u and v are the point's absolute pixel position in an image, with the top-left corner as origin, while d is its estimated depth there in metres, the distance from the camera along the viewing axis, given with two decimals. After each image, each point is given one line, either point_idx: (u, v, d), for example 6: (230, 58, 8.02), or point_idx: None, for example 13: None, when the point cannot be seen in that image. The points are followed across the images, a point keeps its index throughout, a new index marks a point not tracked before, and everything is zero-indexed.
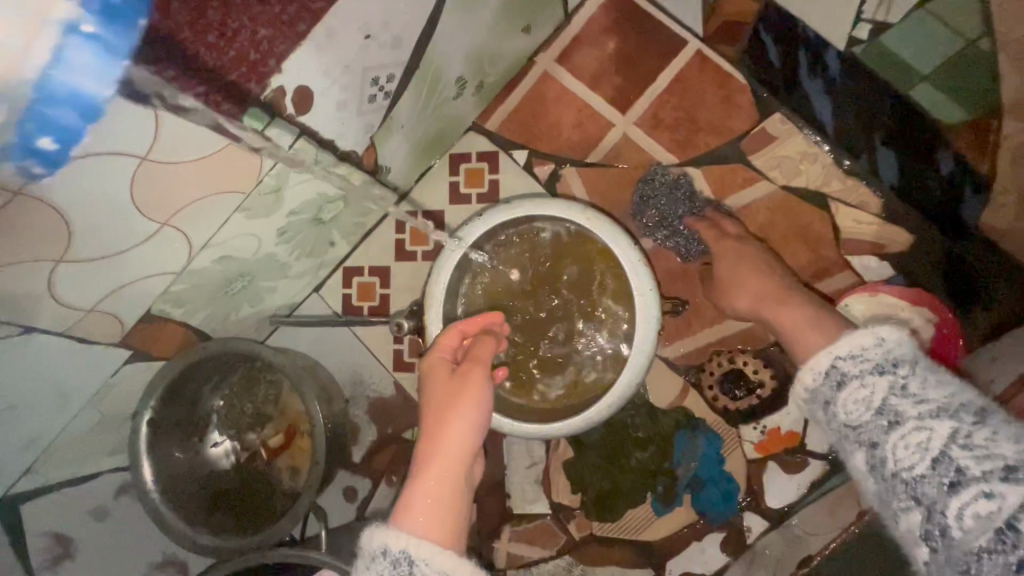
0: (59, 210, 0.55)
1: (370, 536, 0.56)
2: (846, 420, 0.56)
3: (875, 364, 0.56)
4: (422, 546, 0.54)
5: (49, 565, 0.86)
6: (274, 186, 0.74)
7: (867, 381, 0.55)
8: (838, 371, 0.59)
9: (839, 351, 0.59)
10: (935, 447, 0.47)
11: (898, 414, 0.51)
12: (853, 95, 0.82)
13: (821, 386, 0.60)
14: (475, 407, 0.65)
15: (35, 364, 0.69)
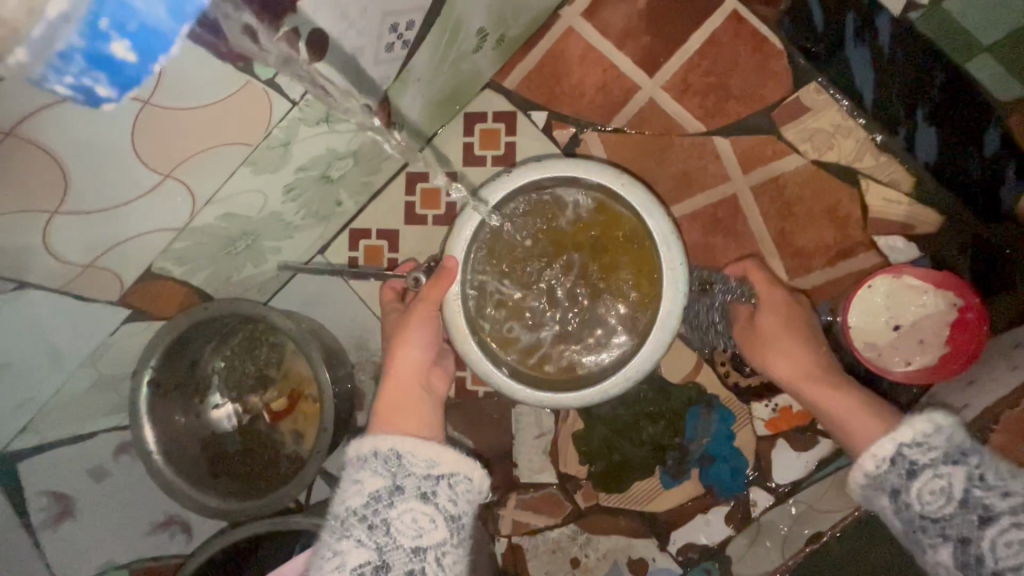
0: (57, 157, 0.50)
1: (356, 444, 0.59)
2: (923, 512, 0.56)
3: (943, 451, 0.56)
4: (405, 441, 0.59)
5: (50, 523, 0.83)
6: (282, 139, 0.69)
7: (941, 471, 0.56)
8: (904, 459, 0.58)
9: (904, 437, 0.59)
10: (960, 493, 0.54)
11: (986, 508, 0.52)
12: (899, 69, 0.80)
13: (887, 474, 0.59)
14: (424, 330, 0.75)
15: (29, 320, 0.65)
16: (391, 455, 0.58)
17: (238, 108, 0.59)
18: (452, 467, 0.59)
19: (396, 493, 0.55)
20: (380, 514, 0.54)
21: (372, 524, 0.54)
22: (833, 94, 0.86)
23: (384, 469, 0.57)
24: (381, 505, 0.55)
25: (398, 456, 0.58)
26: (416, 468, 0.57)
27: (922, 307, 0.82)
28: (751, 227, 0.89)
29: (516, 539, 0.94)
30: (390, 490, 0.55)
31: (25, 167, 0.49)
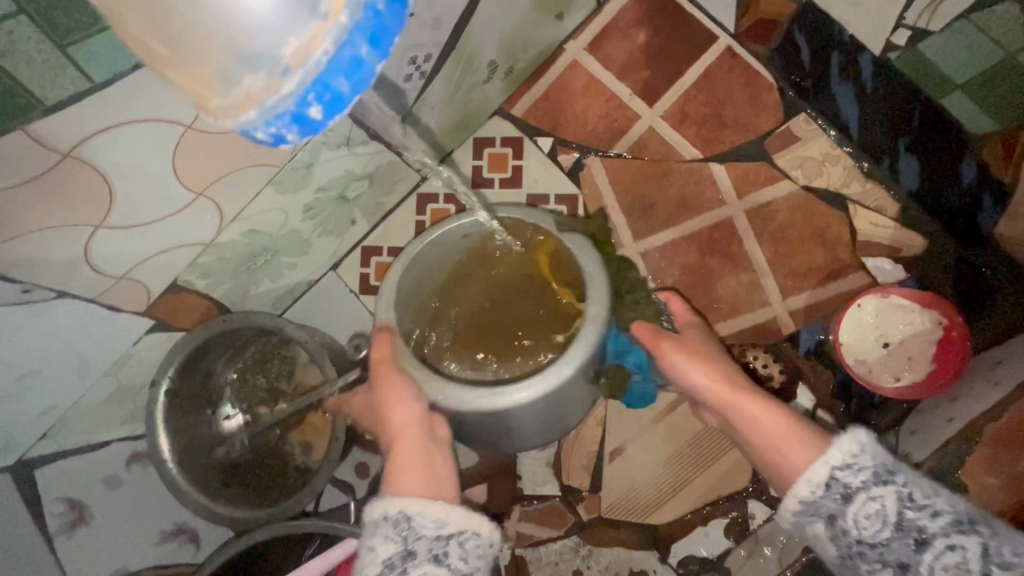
0: (106, 176, 0.55)
1: (368, 513, 0.57)
2: (860, 537, 0.54)
3: (873, 472, 0.55)
4: (414, 502, 0.56)
5: (66, 530, 0.85)
6: (306, 161, 0.74)
7: (873, 493, 0.54)
8: (839, 483, 0.57)
9: (832, 460, 0.58)
10: (892, 514, 0.52)
11: (921, 531, 0.50)
12: (882, 101, 0.84)
13: (822, 499, 0.57)
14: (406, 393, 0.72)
15: (59, 328, 0.68)
16: (401, 517, 0.55)
17: None
18: (462, 523, 0.56)
19: (409, 558, 0.52)
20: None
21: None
22: (821, 124, 0.92)
23: (396, 533, 0.54)
24: (394, 573, 0.51)
25: (406, 518, 0.55)
26: (426, 528, 0.55)
27: (910, 325, 0.86)
28: (746, 249, 0.93)
29: (519, 551, 0.95)
30: (402, 556, 0.52)
31: (75, 185, 0.54)
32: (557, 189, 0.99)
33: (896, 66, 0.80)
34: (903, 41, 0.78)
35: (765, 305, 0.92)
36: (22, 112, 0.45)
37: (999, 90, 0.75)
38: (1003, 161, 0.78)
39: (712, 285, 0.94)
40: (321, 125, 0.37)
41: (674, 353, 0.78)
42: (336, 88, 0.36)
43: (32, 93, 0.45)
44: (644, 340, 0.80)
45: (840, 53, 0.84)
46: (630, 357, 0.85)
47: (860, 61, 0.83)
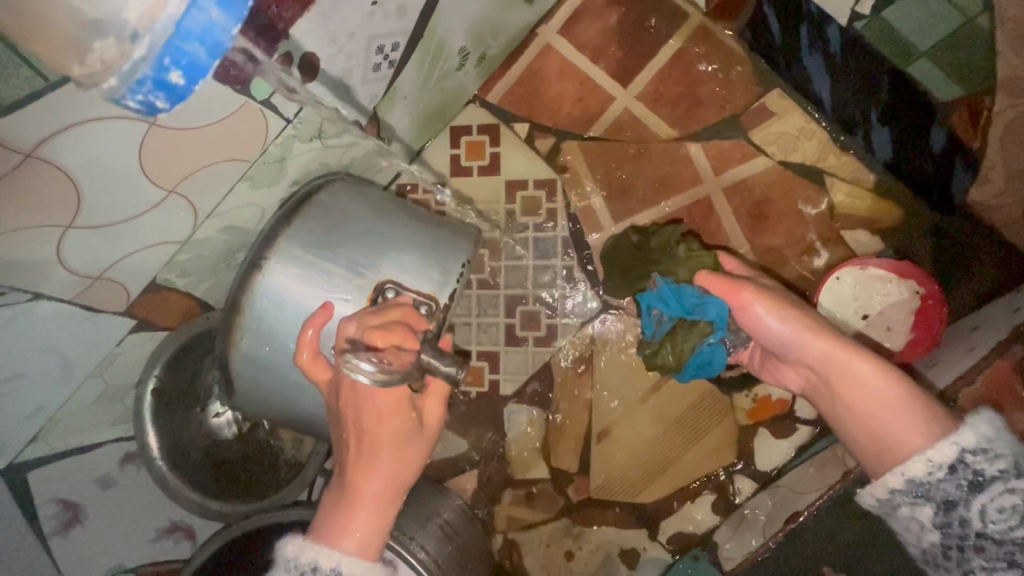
0: (72, 176, 0.55)
1: (300, 548, 0.57)
2: (986, 531, 0.51)
3: (1010, 463, 0.51)
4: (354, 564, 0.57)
5: (61, 530, 0.85)
6: (278, 156, 0.75)
7: (1010, 487, 0.51)
8: (967, 468, 0.53)
9: (966, 444, 0.53)
10: None
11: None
12: (850, 72, 0.83)
13: (940, 484, 0.54)
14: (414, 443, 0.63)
15: (39, 330, 0.68)
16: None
17: (237, 127, 0.65)
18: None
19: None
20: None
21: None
22: (795, 98, 0.92)
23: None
24: None
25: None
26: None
27: (888, 296, 0.86)
28: (725, 227, 0.94)
29: (511, 534, 0.97)
30: None
31: (40, 185, 0.54)
32: (535, 175, 1.00)
33: (862, 35, 0.78)
34: (869, 9, 0.74)
35: None
36: None
37: (960, 55, 0.73)
38: (970, 127, 0.79)
39: None
40: (185, 93, 0.36)
41: (756, 303, 0.74)
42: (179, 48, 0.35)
43: None
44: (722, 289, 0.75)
45: (807, 26, 0.83)
46: (705, 310, 0.80)
47: (828, 31, 0.81)
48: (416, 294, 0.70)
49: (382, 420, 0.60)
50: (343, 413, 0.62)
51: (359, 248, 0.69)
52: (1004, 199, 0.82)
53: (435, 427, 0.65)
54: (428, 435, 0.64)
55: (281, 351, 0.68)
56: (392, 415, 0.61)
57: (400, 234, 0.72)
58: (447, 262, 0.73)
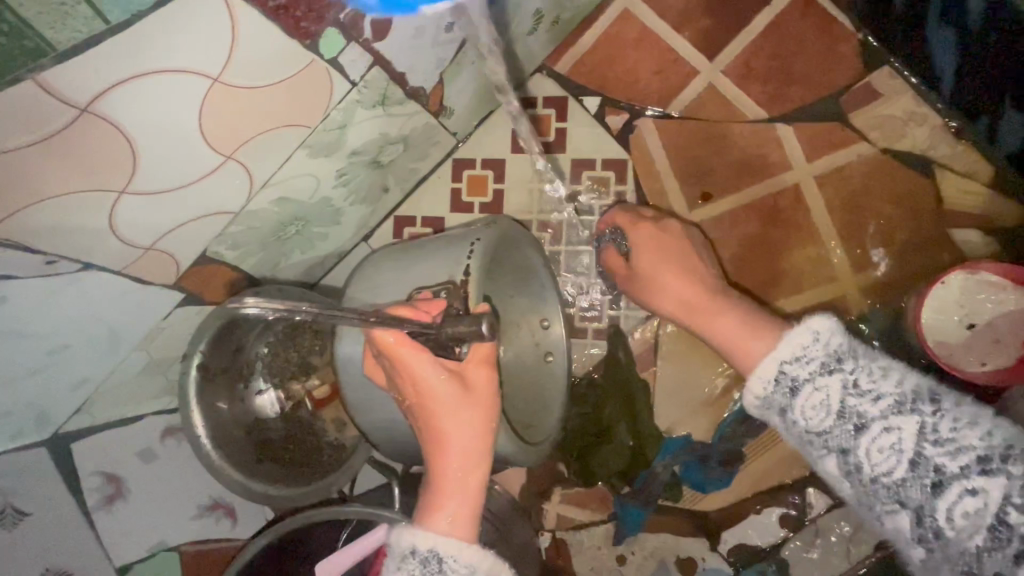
0: (130, 137, 0.50)
1: (397, 536, 0.57)
2: (808, 427, 0.58)
3: (821, 363, 0.58)
4: (449, 544, 0.55)
5: (104, 505, 0.82)
6: (339, 122, 0.68)
7: (818, 384, 0.58)
8: (787, 377, 0.60)
9: (784, 356, 0.61)
10: (836, 403, 0.56)
11: (862, 416, 0.55)
12: (980, 50, 0.72)
13: (774, 395, 0.61)
14: (472, 414, 0.60)
15: (87, 301, 0.64)
16: (431, 557, 0.55)
17: (302, 89, 0.59)
18: (489, 571, 0.56)
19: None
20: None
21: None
22: (906, 78, 0.82)
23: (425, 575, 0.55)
24: None
25: (438, 559, 0.55)
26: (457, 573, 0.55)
27: (1000, 305, 0.78)
28: (815, 218, 0.85)
29: (560, 533, 0.93)
30: None
31: (95, 145, 0.48)
32: (604, 154, 0.92)
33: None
34: None
35: (832, 281, 0.85)
36: (28, 55, 0.39)
37: None
38: None
39: (782, 256, 0.86)
40: None
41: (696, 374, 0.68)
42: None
43: (39, 33, 0.38)
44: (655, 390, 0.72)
45: None
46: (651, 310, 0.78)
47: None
48: (433, 285, 0.69)
49: (424, 393, 0.59)
50: (400, 396, 0.62)
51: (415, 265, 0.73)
52: None
53: (489, 385, 0.62)
54: (483, 396, 0.61)
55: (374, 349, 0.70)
56: (439, 386, 0.59)
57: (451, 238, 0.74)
58: (458, 251, 0.71)
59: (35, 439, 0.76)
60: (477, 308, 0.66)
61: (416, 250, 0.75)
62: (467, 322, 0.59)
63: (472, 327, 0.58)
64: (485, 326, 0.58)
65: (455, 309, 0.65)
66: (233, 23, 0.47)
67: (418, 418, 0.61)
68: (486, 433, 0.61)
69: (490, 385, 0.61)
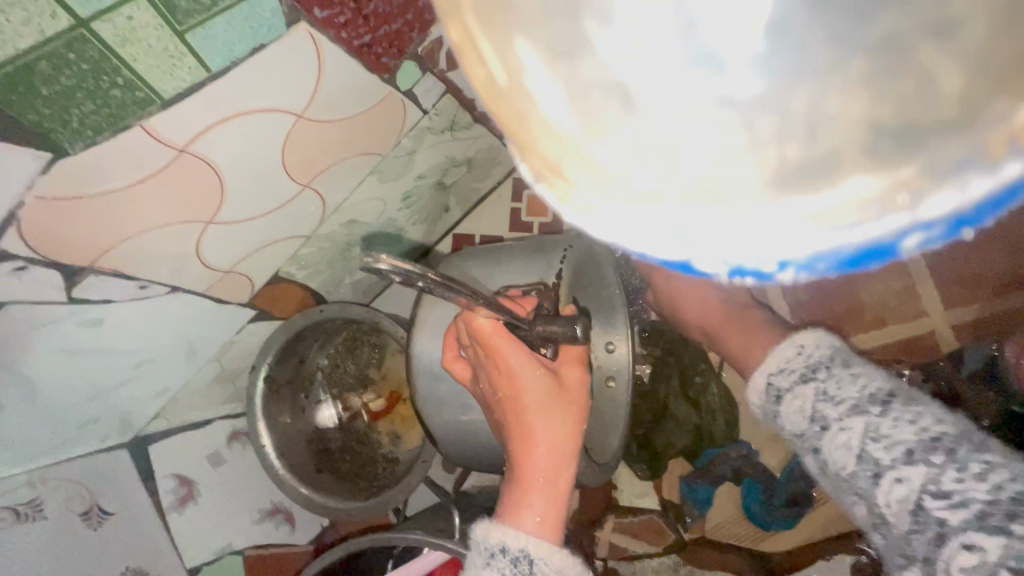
0: (220, 173, 0.52)
1: (484, 532, 0.57)
2: (791, 430, 0.56)
3: (801, 373, 0.57)
4: (538, 546, 0.55)
5: (176, 506, 0.86)
6: (408, 148, 0.69)
7: (797, 392, 0.56)
8: (774, 388, 0.59)
9: (771, 368, 0.60)
10: (808, 407, 0.54)
11: (824, 417, 0.52)
12: None
13: (768, 404, 0.60)
14: (568, 415, 0.60)
15: (171, 320, 0.67)
16: (522, 557, 0.55)
17: (376, 119, 0.60)
18: None
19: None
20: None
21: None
22: None
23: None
24: None
25: (529, 560, 0.55)
26: None
27: None
28: None
29: (612, 562, 0.90)
30: None
31: (190, 180, 0.50)
32: None
33: None
34: None
35: (919, 317, 0.80)
36: (139, 106, 0.40)
37: None
38: None
39: (862, 290, 0.81)
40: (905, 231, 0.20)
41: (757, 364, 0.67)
42: (907, 253, 0.19)
43: (150, 85, 0.39)
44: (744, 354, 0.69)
45: None
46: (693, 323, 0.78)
47: None
48: (523, 285, 0.72)
49: (520, 387, 0.60)
50: (489, 390, 0.62)
51: (492, 270, 0.74)
52: None
53: (581, 385, 0.62)
54: (576, 397, 0.61)
55: (442, 380, 0.70)
56: (535, 381, 0.60)
57: (529, 249, 0.75)
58: (548, 254, 0.74)
59: (118, 442, 0.81)
60: (566, 311, 0.69)
61: (486, 263, 0.74)
62: (561, 323, 0.59)
63: (566, 329, 0.59)
64: (581, 330, 0.58)
65: (546, 309, 0.67)
66: (319, 52, 0.46)
67: (505, 415, 0.62)
68: (575, 434, 0.61)
69: (582, 387, 0.62)
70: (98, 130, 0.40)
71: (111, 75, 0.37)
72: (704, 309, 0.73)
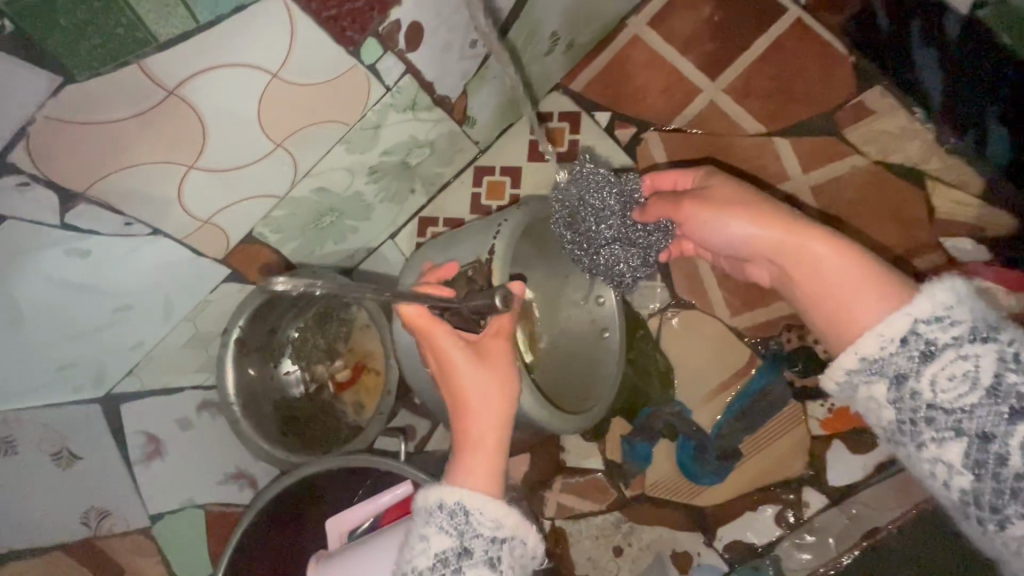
0: (202, 120, 0.60)
1: (424, 495, 0.61)
2: (944, 401, 0.51)
3: (968, 329, 0.51)
4: (475, 498, 0.59)
5: (144, 460, 0.90)
6: (374, 122, 0.78)
7: (964, 352, 0.51)
8: (919, 338, 0.53)
9: (919, 312, 0.53)
10: (983, 377, 0.49)
11: (1022, 398, 0.48)
12: (967, 62, 0.74)
13: (894, 357, 0.54)
14: (495, 381, 0.65)
15: (151, 265, 0.74)
16: (458, 509, 0.59)
17: (343, 89, 0.69)
18: (514, 527, 0.60)
19: (463, 556, 0.58)
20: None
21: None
22: (899, 97, 0.87)
23: (451, 527, 0.58)
24: (449, 568, 0.57)
25: (464, 511, 0.59)
26: (483, 526, 0.58)
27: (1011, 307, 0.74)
28: None
29: (559, 521, 0.95)
30: (457, 553, 0.58)
31: (177, 124, 0.59)
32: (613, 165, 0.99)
33: (984, 20, 0.70)
34: None
35: None
36: (138, 46, 0.49)
37: None
38: None
39: None
40: None
41: (811, 247, 0.62)
42: None
43: (149, 29, 0.48)
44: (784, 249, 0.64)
45: (919, 15, 0.77)
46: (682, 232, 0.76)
47: (945, 19, 0.74)
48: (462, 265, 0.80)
49: (445, 359, 0.66)
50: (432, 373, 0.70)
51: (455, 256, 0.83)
52: None
53: (504, 353, 0.68)
54: (499, 363, 0.67)
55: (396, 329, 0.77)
56: (459, 355, 0.66)
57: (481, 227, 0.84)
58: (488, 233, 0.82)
59: (92, 395, 0.86)
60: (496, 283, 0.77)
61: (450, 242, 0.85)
62: (482, 298, 0.70)
63: (485, 300, 0.70)
64: (500, 298, 0.68)
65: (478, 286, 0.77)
66: (292, 20, 0.56)
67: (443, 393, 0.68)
68: (505, 397, 0.66)
69: (506, 355, 0.68)
70: (103, 63, 0.49)
71: (116, 14, 0.46)
72: (763, 245, 0.66)
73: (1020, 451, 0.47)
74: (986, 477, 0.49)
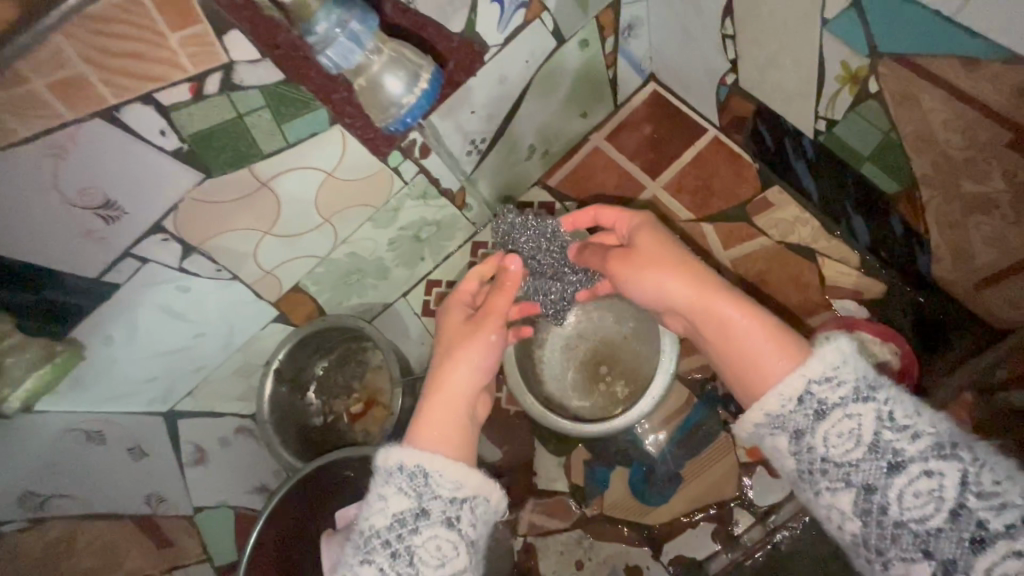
0: (278, 201, 0.90)
1: (385, 457, 0.67)
2: (833, 457, 0.57)
3: (852, 389, 0.58)
4: (432, 461, 0.66)
5: (193, 465, 1.12)
6: (393, 206, 1.07)
7: (850, 412, 0.57)
8: (814, 399, 0.60)
9: (812, 373, 0.60)
10: (868, 437, 0.56)
11: (898, 454, 0.54)
12: (826, 170, 1.00)
13: (792, 414, 0.61)
14: (471, 358, 0.79)
15: (226, 302, 1.01)
16: (417, 471, 0.65)
17: (373, 183, 0.99)
18: (475, 487, 0.66)
19: (421, 516, 0.63)
20: (403, 539, 0.62)
21: (394, 551, 0.62)
22: (792, 192, 1.14)
23: (410, 488, 0.64)
24: (405, 528, 0.62)
25: (424, 473, 0.65)
26: (441, 486, 0.65)
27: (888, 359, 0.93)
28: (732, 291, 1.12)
29: (530, 537, 1.10)
30: (414, 513, 0.63)
31: (262, 203, 0.88)
32: None
33: (825, 144, 0.95)
34: (823, 127, 0.93)
35: None
36: (252, 157, 0.80)
37: (893, 161, 0.86)
38: (914, 215, 0.89)
39: None
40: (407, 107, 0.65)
41: (732, 312, 0.72)
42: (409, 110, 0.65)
43: (260, 148, 0.79)
44: (714, 322, 0.73)
45: (789, 139, 1.03)
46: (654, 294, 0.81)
47: (804, 143, 1.00)
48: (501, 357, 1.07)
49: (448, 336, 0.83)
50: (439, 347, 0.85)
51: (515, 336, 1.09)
52: (958, 276, 0.90)
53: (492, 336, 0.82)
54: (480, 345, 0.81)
55: None
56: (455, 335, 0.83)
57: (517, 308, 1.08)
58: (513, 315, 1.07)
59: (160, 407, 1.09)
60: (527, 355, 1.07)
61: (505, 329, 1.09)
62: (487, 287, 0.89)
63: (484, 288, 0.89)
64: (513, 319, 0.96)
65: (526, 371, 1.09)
66: (344, 141, 0.86)
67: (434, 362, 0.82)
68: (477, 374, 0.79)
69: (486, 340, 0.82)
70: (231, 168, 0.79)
71: (243, 141, 0.76)
72: (685, 297, 0.76)
73: (897, 502, 0.53)
74: (872, 524, 0.55)
